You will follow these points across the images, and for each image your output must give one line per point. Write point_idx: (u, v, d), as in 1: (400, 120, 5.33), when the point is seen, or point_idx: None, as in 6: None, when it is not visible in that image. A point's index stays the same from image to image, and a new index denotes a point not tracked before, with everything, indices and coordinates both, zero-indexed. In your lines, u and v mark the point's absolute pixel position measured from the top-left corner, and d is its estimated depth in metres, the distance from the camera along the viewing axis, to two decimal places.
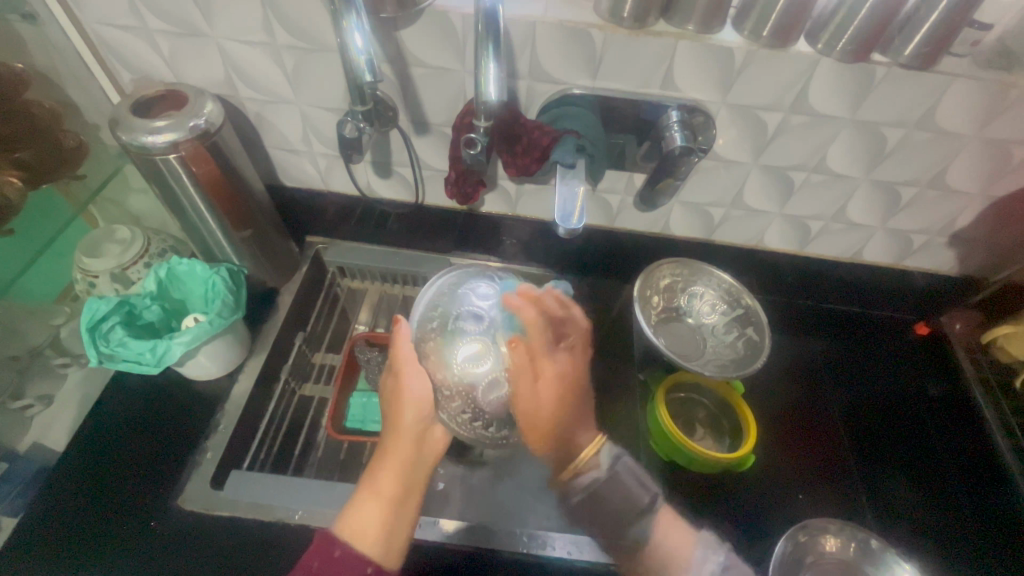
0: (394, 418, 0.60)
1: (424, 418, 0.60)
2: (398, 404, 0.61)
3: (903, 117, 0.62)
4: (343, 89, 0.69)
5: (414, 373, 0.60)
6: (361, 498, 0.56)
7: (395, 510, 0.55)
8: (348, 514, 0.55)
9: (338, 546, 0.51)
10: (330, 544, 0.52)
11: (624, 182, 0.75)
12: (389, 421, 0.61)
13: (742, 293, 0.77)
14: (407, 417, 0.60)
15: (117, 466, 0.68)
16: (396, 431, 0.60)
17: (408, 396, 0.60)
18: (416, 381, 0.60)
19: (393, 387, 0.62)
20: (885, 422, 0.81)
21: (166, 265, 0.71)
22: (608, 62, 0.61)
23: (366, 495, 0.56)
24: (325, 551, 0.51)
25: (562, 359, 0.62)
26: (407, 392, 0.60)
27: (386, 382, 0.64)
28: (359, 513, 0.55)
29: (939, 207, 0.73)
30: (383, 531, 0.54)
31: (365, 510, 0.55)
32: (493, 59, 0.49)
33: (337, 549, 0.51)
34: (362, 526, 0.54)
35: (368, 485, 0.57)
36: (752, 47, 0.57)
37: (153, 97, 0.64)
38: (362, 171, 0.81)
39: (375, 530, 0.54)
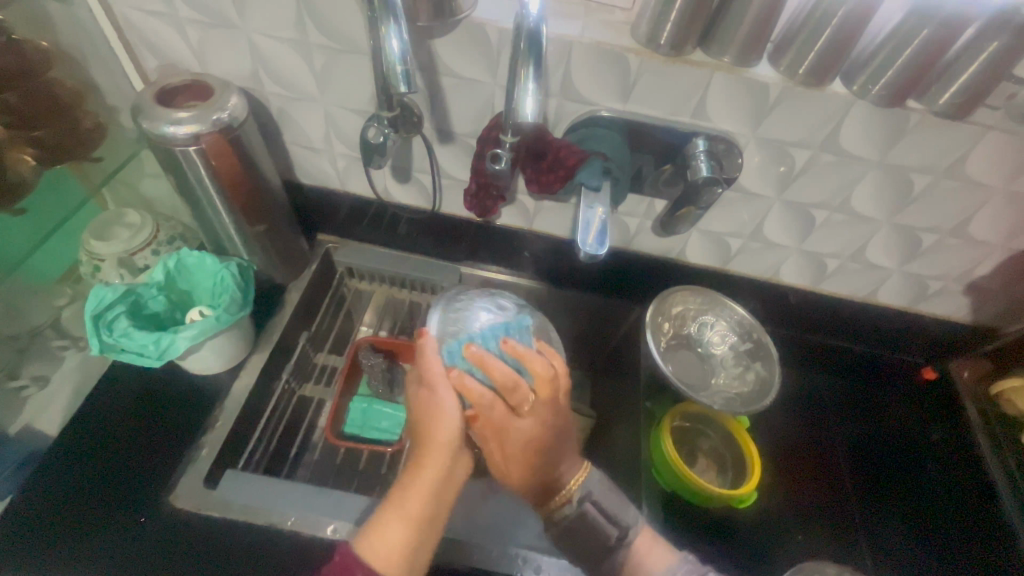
0: (429, 430, 0.55)
1: (457, 434, 0.55)
2: (435, 418, 0.55)
3: (932, 163, 0.62)
4: (369, 91, 0.68)
5: (444, 386, 0.56)
6: (387, 517, 0.52)
7: (417, 540, 0.52)
8: (371, 534, 0.51)
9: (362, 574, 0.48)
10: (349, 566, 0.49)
11: (644, 207, 0.75)
12: (422, 433, 0.56)
13: (755, 327, 0.76)
14: (443, 436, 0.54)
15: (111, 455, 0.67)
16: (427, 442, 0.55)
17: (445, 413, 0.55)
18: (447, 398, 0.55)
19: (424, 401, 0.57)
20: (886, 465, 0.80)
21: (176, 255, 0.70)
22: (641, 86, 0.60)
23: (392, 516, 0.52)
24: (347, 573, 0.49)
25: (528, 425, 0.56)
26: (443, 412, 0.55)
27: (412, 389, 0.59)
28: (384, 535, 0.51)
29: (958, 255, 0.72)
30: (404, 556, 0.51)
31: (388, 536, 0.51)
32: (532, 77, 0.49)
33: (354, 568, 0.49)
34: (388, 551, 0.50)
35: (398, 505, 0.53)
36: (788, 84, 0.57)
37: (178, 86, 0.63)
38: (380, 175, 0.80)
39: (396, 559, 0.50)
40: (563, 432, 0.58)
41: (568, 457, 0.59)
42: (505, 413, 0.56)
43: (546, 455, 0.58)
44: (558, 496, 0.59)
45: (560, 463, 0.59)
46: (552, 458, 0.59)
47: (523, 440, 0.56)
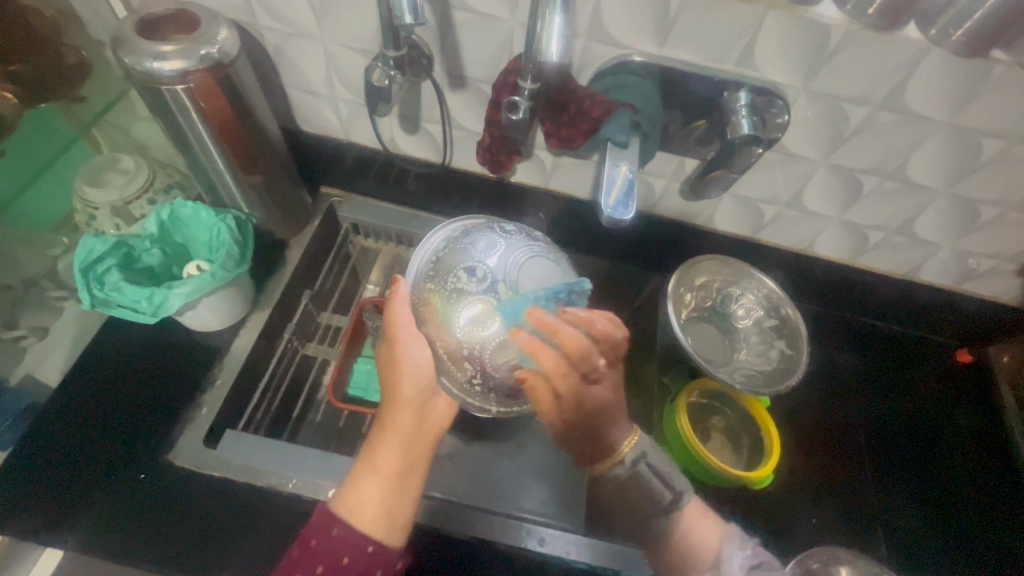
0: (399, 387, 0.56)
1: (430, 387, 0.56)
2: (398, 374, 0.56)
3: (1007, 128, 0.54)
4: (373, 28, 0.61)
5: (412, 344, 0.55)
6: (363, 472, 0.52)
7: (399, 495, 0.51)
8: (346, 491, 0.50)
9: (336, 526, 0.48)
10: (325, 526, 0.48)
11: (672, 168, 0.68)
12: (388, 391, 0.57)
13: (784, 302, 0.71)
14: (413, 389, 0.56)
15: (111, 411, 0.65)
16: (393, 401, 0.56)
17: (408, 364, 0.56)
18: (415, 351, 0.56)
19: (388, 357, 0.58)
20: (908, 447, 0.76)
21: (169, 206, 0.66)
22: (681, 27, 0.53)
23: (369, 476, 0.51)
24: (324, 529, 0.48)
25: (600, 390, 0.58)
26: (405, 360, 0.56)
27: (382, 351, 0.59)
28: (361, 489, 0.51)
29: (1017, 232, 0.66)
30: (386, 508, 0.50)
31: (366, 488, 0.51)
32: (558, 11, 0.43)
33: (333, 528, 0.48)
34: (364, 504, 0.49)
35: (368, 459, 0.53)
36: (853, 27, 0.49)
37: (163, 16, 0.57)
38: (387, 124, 0.74)
39: (380, 511, 0.50)
40: (614, 413, 0.62)
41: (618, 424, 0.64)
42: (576, 383, 0.55)
43: (599, 424, 0.62)
44: (609, 458, 0.65)
45: (611, 427, 0.64)
46: (608, 427, 0.64)
47: (596, 403, 0.58)
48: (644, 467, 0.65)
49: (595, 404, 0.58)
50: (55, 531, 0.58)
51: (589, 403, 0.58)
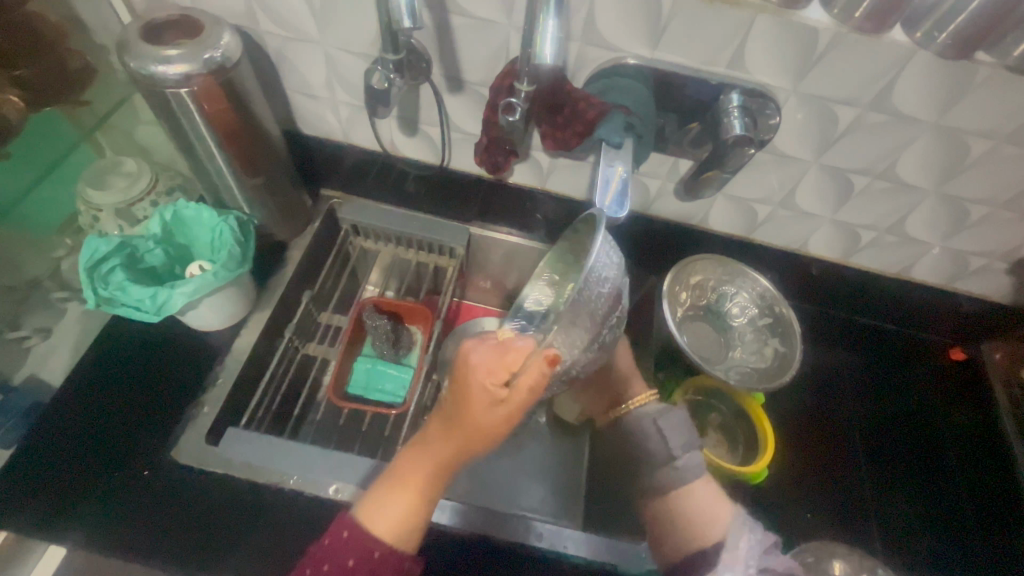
0: (457, 431, 0.40)
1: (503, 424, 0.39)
2: (471, 421, 0.40)
3: (994, 128, 0.55)
4: (373, 32, 0.62)
5: (501, 378, 0.39)
6: (397, 493, 0.43)
7: (425, 515, 0.43)
8: (374, 508, 0.43)
9: (346, 528, 0.42)
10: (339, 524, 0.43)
11: (667, 168, 0.69)
12: (456, 423, 0.40)
13: (778, 300, 0.72)
14: (483, 428, 0.40)
15: (113, 410, 0.66)
16: (458, 436, 0.41)
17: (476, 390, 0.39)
18: (515, 409, 0.40)
19: (468, 397, 0.39)
20: (903, 446, 0.77)
21: (172, 207, 0.67)
22: (673, 31, 0.54)
23: (398, 488, 0.43)
24: (340, 554, 0.41)
25: (507, 399, 0.39)
26: (481, 413, 0.39)
27: (474, 375, 0.39)
28: (388, 508, 0.43)
29: (1006, 230, 0.67)
30: (409, 531, 0.43)
31: (393, 512, 0.42)
32: (552, 15, 0.44)
33: (350, 558, 0.41)
34: (390, 532, 0.42)
35: (408, 480, 0.43)
36: (841, 30, 0.51)
37: (167, 21, 0.58)
38: (386, 126, 0.75)
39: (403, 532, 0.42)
40: (472, 436, 0.40)
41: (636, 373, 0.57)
42: (487, 403, 0.39)
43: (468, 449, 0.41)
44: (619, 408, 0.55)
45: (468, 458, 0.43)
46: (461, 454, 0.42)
47: (485, 420, 0.39)
48: (651, 425, 0.51)
49: (475, 427, 0.40)
50: (57, 528, 0.59)
51: (488, 418, 0.39)
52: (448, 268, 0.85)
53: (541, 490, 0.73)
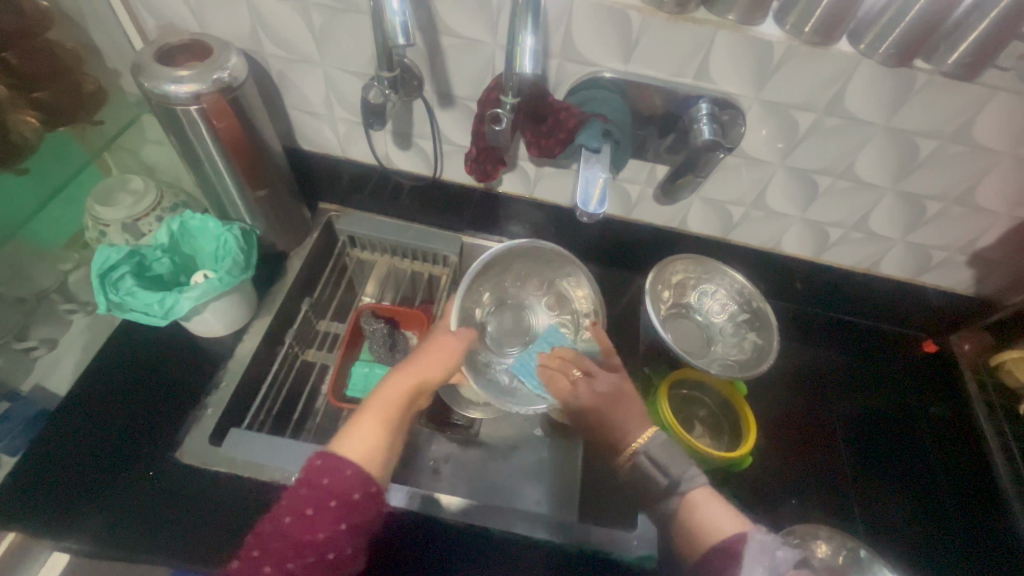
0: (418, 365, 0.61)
1: (447, 369, 0.63)
2: (431, 354, 0.63)
3: (939, 128, 0.61)
4: (369, 53, 0.67)
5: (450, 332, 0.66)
6: (366, 415, 0.55)
7: (383, 441, 0.53)
8: (346, 433, 0.53)
9: (351, 466, 0.49)
10: (338, 467, 0.49)
11: (645, 174, 0.74)
12: (411, 365, 0.62)
13: (754, 295, 0.76)
14: (434, 372, 0.62)
15: (120, 414, 0.68)
16: (415, 376, 0.60)
17: (439, 339, 0.65)
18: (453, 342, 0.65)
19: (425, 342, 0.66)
20: (883, 438, 0.80)
21: (179, 218, 0.71)
22: (643, 46, 0.59)
23: (367, 419, 0.55)
24: (334, 469, 0.48)
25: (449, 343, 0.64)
26: (438, 344, 0.64)
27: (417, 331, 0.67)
28: (360, 432, 0.53)
29: (963, 224, 0.72)
30: (380, 454, 0.53)
31: (366, 432, 0.54)
32: (531, 33, 0.49)
33: (348, 468, 0.49)
34: (363, 445, 0.52)
35: (371, 407, 0.56)
36: (793, 43, 0.56)
37: (178, 46, 0.63)
38: (381, 140, 0.79)
39: (368, 451, 0.52)
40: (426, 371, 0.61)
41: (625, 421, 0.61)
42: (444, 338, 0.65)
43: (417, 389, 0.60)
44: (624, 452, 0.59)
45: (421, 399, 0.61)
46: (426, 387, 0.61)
47: (441, 362, 0.63)
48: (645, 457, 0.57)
49: (429, 371, 0.61)
50: (64, 529, 0.60)
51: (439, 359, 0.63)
52: (442, 276, 0.89)
53: (537, 490, 0.75)
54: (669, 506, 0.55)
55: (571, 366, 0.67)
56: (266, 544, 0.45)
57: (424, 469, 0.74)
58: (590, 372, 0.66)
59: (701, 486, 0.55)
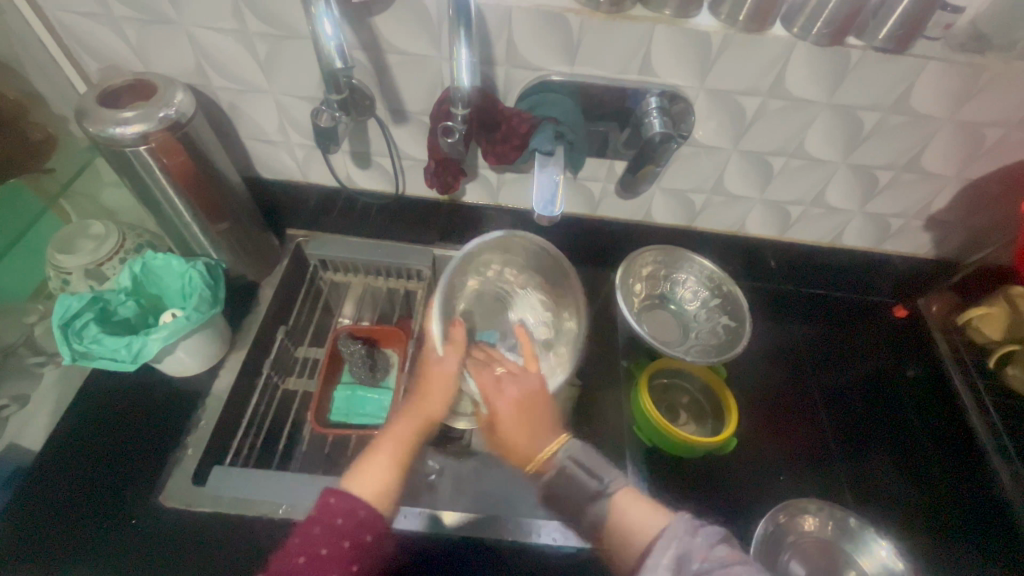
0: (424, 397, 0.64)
1: (446, 405, 0.64)
2: (428, 386, 0.65)
3: (879, 101, 0.63)
4: (317, 77, 0.67)
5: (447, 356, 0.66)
6: (375, 456, 0.58)
7: (398, 479, 0.58)
8: (357, 478, 0.56)
9: (365, 508, 0.52)
10: (355, 506, 0.52)
11: (605, 170, 0.75)
12: (414, 402, 0.64)
13: (725, 280, 0.77)
14: (435, 408, 0.64)
15: (99, 463, 0.67)
16: (399, 420, 0.62)
17: (436, 371, 0.66)
18: (449, 368, 0.65)
19: (421, 369, 0.67)
20: (864, 406, 0.81)
21: (141, 260, 0.70)
22: (586, 46, 0.60)
23: (378, 458, 0.58)
24: (346, 511, 0.51)
25: (448, 362, 0.65)
26: (436, 366, 0.66)
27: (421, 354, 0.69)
28: (372, 473, 0.57)
29: (915, 191, 0.74)
30: (393, 494, 0.56)
31: (373, 472, 0.57)
32: (465, 46, 0.50)
33: (361, 509, 0.52)
34: (374, 487, 0.56)
35: (374, 449, 0.59)
36: (729, 32, 0.57)
37: (122, 87, 0.63)
38: (340, 162, 0.79)
39: (383, 489, 0.56)
40: (436, 398, 0.64)
41: (542, 422, 0.62)
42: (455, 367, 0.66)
43: (417, 430, 0.62)
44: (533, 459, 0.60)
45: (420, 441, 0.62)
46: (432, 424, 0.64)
47: (439, 384, 0.65)
48: (570, 463, 0.58)
49: (430, 401, 0.64)
50: None
51: (441, 383, 0.65)
52: (417, 290, 0.89)
53: None
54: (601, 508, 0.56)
55: (495, 364, 0.67)
56: (304, 559, 0.48)
57: (421, 487, 0.71)
58: (512, 371, 0.66)
59: (627, 486, 0.56)
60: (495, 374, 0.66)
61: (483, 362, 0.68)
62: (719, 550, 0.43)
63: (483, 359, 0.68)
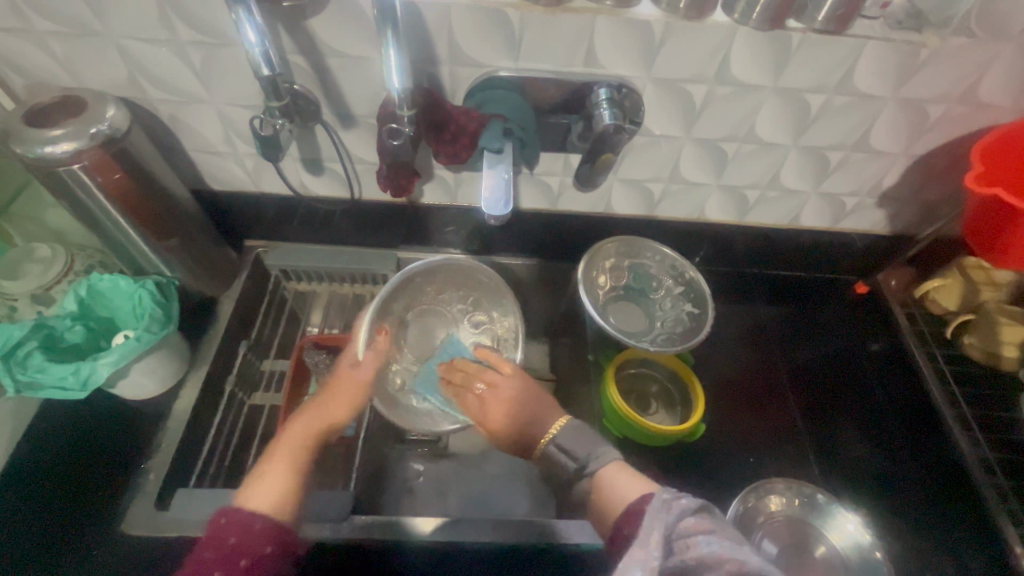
0: (329, 397, 0.63)
1: (353, 409, 0.62)
2: (333, 392, 0.63)
3: (822, 82, 0.63)
4: (257, 85, 0.65)
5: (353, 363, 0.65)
6: (272, 463, 0.56)
7: (297, 485, 0.55)
8: (254, 485, 0.54)
9: (259, 521, 0.50)
10: (241, 525, 0.50)
11: (561, 164, 0.74)
12: (318, 405, 0.62)
13: (687, 267, 0.78)
14: (339, 412, 0.62)
15: (55, 494, 0.65)
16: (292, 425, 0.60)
17: (346, 375, 0.64)
18: (357, 370, 0.65)
19: (331, 375, 0.66)
20: (827, 384, 0.84)
21: (86, 282, 0.67)
22: (529, 41, 0.59)
23: (279, 463, 0.56)
24: (241, 530, 0.49)
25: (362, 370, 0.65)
26: (349, 373, 0.64)
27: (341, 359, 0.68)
28: (267, 481, 0.54)
29: (867, 169, 0.75)
30: (290, 502, 0.53)
31: (270, 478, 0.54)
32: (392, 46, 0.49)
33: (232, 535, 0.49)
34: (269, 493, 0.53)
35: (274, 454, 0.57)
36: (671, 20, 0.57)
37: (49, 104, 0.60)
38: (292, 169, 0.77)
39: (281, 496, 0.53)
40: (341, 399, 0.63)
41: (550, 407, 0.63)
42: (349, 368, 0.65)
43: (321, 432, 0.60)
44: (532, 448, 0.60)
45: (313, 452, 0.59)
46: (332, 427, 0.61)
47: (357, 382, 0.64)
48: (553, 446, 0.57)
49: (351, 390, 0.63)
50: None
51: (348, 386, 0.64)
52: None
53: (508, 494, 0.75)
54: (581, 488, 0.53)
55: (476, 379, 0.68)
56: None
57: (398, 492, 0.73)
58: (490, 382, 0.67)
59: (612, 459, 0.54)
60: (472, 387, 0.68)
61: (462, 376, 0.69)
62: (684, 523, 0.40)
63: (461, 380, 0.69)
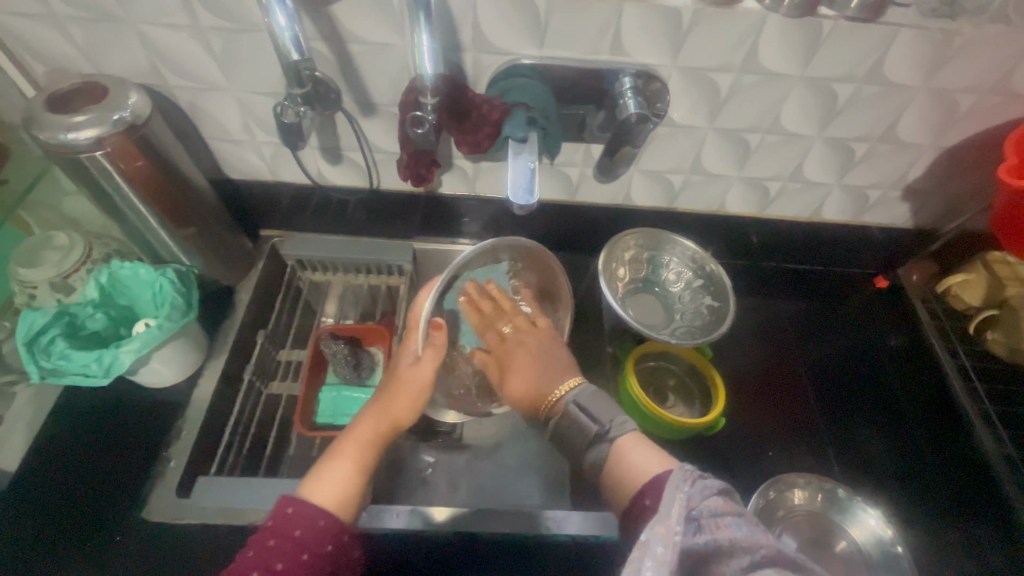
0: (393, 392, 0.61)
1: (415, 410, 0.60)
2: (398, 388, 0.61)
3: (852, 72, 0.62)
4: (278, 72, 0.65)
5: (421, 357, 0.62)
6: (337, 458, 0.56)
7: (362, 484, 0.55)
8: (318, 480, 0.54)
9: (324, 517, 0.50)
10: (308, 518, 0.49)
11: (581, 155, 0.73)
12: (382, 401, 0.61)
13: (707, 260, 0.77)
14: (403, 409, 0.60)
15: (77, 482, 0.65)
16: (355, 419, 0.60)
17: (408, 374, 0.62)
18: (421, 365, 0.62)
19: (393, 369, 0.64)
20: (847, 377, 0.83)
21: (107, 270, 0.67)
22: (554, 27, 0.59)
23: (342, 461, 0.55)
24: (306, 522, 0.49)
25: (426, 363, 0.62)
26: (412, 370, 0.62)
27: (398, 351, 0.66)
28: (332, 477, 0.54)
29: (893, 160, 0.73)
30: (351, 501, 0.53)
31: (337, 473, 0.54)
32: (425, 32, 0.49)
33: (297, 528, 0.49)
34: (334, 489, 0.53)
35: (338, 449, 0.57)
36: (699, 6, 0.56)
37: (71, 90, 0.60)
38: (310, 158, 0.77)
39: (344, 497, 0.53)
40: (406, 393, 0.61)
41: (563, 367, 0.59)
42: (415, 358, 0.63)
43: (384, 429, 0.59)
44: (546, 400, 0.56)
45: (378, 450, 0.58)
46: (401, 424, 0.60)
47: (418, 378, 0.61)
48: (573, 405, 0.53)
49: (414, 384, 0.61)
50: None
51: (415, 378, 0.61)
52: (399, 285, 0.87)
53: (526, 485, 0.75)
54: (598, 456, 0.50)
55: (504, 316, 0.67)
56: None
57: (415, 482, 0.73)
58: (519, 325, 0.65)
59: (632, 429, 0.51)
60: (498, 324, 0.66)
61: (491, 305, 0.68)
62: (712, 501, 0.39)
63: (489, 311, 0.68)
